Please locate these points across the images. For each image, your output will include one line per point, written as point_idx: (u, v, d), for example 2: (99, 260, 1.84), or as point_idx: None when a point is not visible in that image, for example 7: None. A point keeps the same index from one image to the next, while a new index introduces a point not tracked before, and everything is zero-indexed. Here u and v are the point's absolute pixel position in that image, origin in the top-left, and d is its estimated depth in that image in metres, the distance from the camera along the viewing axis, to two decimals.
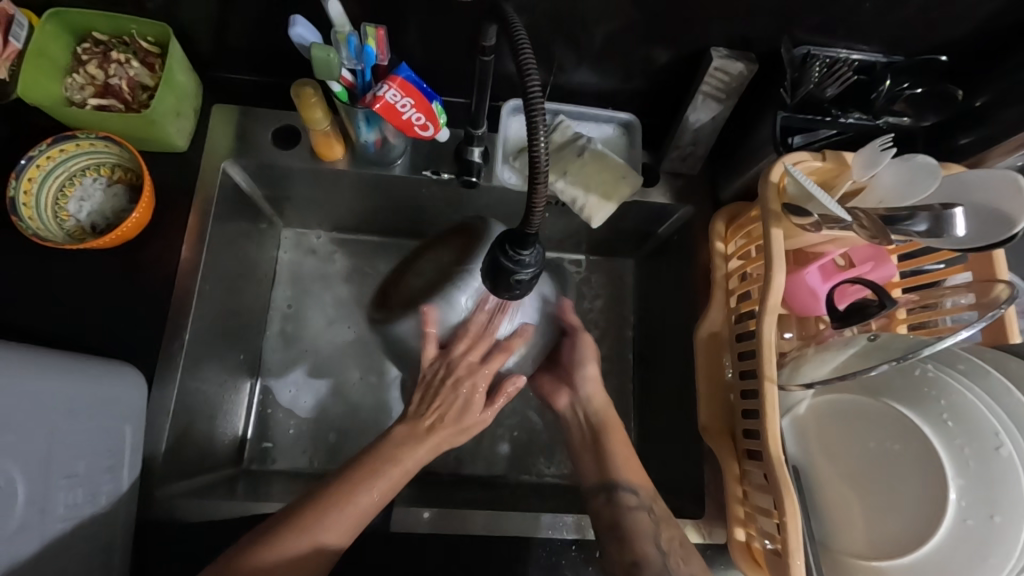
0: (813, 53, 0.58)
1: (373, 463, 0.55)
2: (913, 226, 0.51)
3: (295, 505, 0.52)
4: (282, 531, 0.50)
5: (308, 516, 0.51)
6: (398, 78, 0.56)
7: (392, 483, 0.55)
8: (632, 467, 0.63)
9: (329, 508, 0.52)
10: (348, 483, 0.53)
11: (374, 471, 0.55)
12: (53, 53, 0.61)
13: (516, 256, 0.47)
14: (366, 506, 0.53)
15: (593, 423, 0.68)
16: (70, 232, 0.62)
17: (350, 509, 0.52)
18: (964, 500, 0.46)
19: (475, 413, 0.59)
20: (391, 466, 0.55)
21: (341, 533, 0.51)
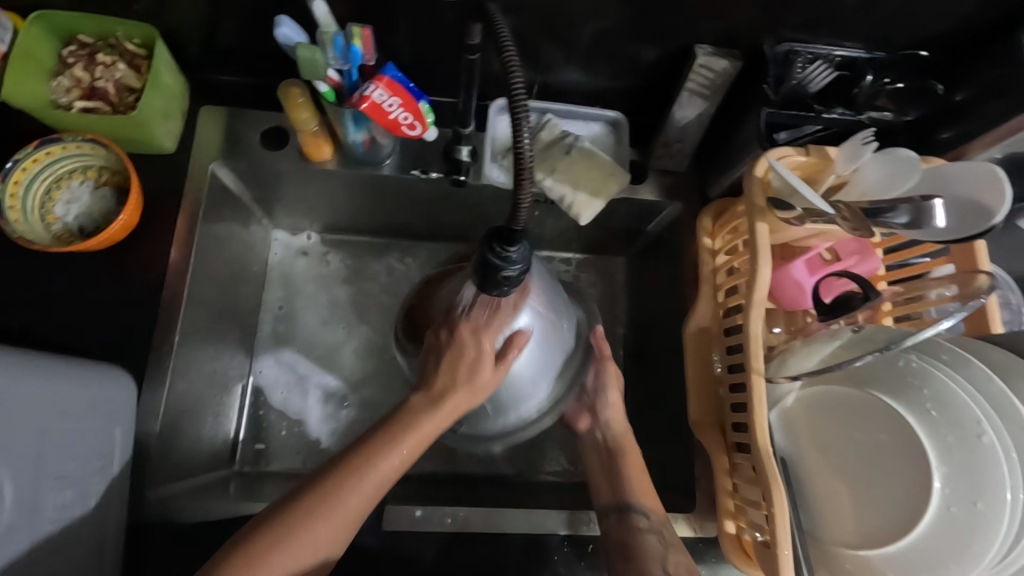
0: (795, 49, 0.60)
1: (396, 424, 0.54)
2: (894, 218, 0.52)
3: (311, 483, 0.51)
4: (304, 505, 0.49)
5: (329, 494, 0.50)
6: (385, 78, 0.57)
7: (417, 442, 0.54)
8: (648, 492, 0.64)
9: (350, 480, 0.51)
10: (370, 453, 0.52)
11: (398, 430, 0.54)
12: (38, 55, 0.61)
13: (504, 253, 0.48)
14: (387, 472, 0.52)
15: (611, 446, 0.68)
16: (57, 235, 0.61)
17: (375, 477, 0.52)
18: (948, 488, 0.47)
19: (486, 373, 0.56)
20: (415, 419, 0.54)
21: (364, 501, 0.51)
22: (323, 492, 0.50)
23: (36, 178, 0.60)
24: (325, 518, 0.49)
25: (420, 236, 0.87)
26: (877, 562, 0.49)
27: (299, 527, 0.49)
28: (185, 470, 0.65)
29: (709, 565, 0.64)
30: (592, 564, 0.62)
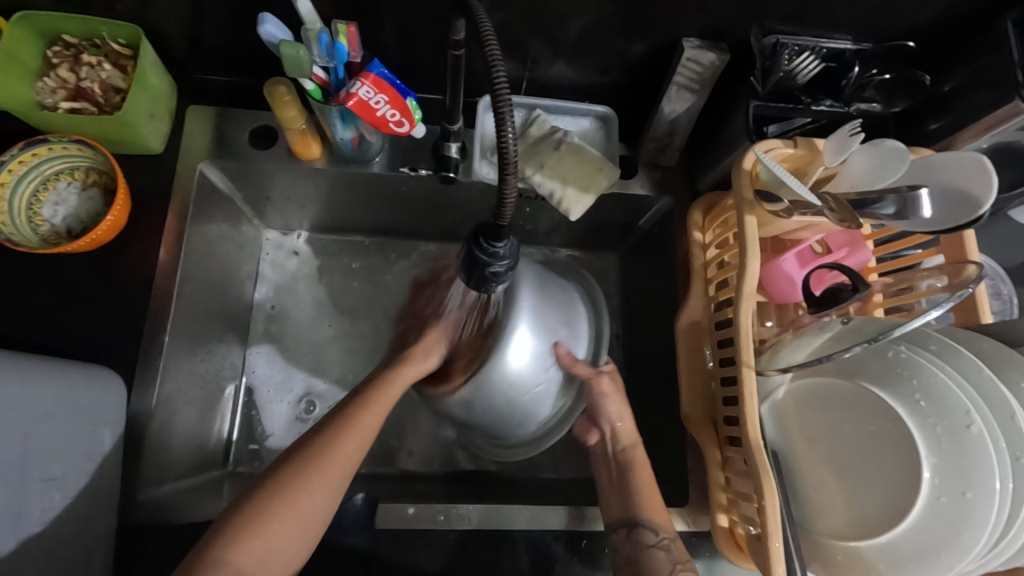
0: (783, 41, 0.59)
1: (370, 390, 0.58)
2: (881, 208, 0.52)
3: (300, 444, 0.53)
4: (293, 467, 0.51)
5: (322, 450, 0.52)
6: (371, 74, 0.56)
7: (386, 401, 0.58)
8: (660, 511, 0.60)
9: (338, 437, 0.53)
10: (351, 414, 0.55)
11: (371, 393, 0.58)
12: (23, 57, 0.61)
13: (491, 248, 0.48)
14: (369, 428, 0.56)
15: (619, 457, 0.64)
16: (44, 237, 0.61)
17: (355, 429, 0.54)
18: (938, 477, 0.47)
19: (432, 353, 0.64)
20: (383, 383, 0.59)
21: (350, 455, 0.53)
22: (316, 447, 0.52)
23: (22, 180, 0.60)
24: (320, 472, 0.51)
25: (412, 234, 0.87)
26: (868, 552, 0.50)
27: (296, 481, 0.50)
28: (178, 471, 0.65)
29: (703, 558, 0.64)
30: (586, 560, 0.63)
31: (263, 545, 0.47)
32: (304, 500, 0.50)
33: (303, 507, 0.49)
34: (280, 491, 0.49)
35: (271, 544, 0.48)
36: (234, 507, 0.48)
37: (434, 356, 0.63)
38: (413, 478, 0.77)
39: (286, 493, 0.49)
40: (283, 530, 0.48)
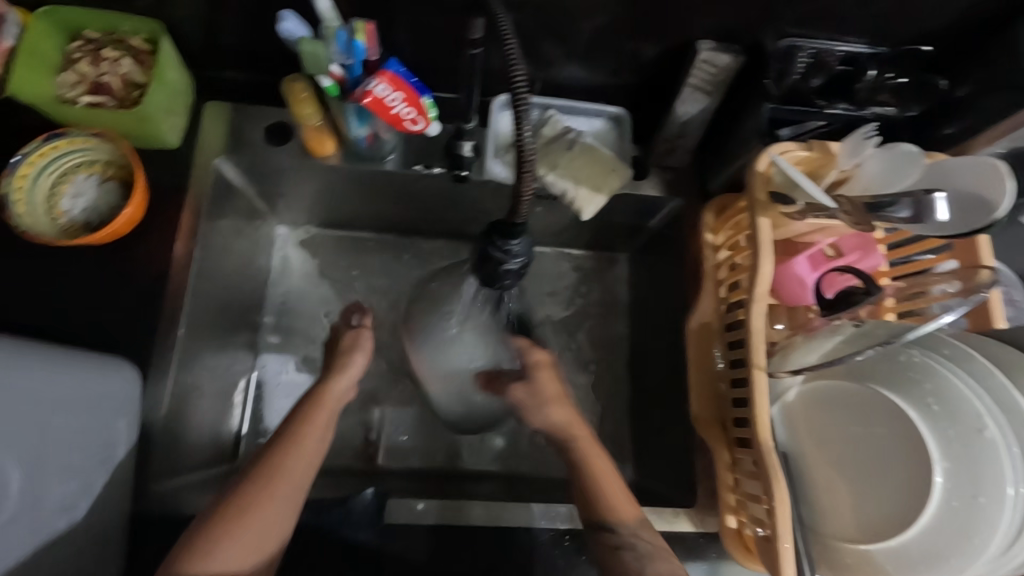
0: (797, 45, 0.59)
1: (309, 406, 0.59)
2: (895, 212, 0.50)
3: (249, 466, 0.54)
4: (250, 479, 0.52)
5: (269, 472, 0.53)
6: (388, 72, 0.57)
7: (329, 416, 0.59)
8: (621, 502, 0.56)
9: (286, 456, 0.54)
10: (293, 434, 0.56)
11: (310, 411, 0.58)
12: (45, 51, 0.61)
13: (505, 246, 0.48)
14: (315, 446, 0.56)
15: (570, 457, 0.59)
16: (63, 229, 0.62)
17: (302, 441, 0.55)
18: (949, 481, 0.47)
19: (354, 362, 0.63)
20: (320, 396, 0.59)
21: (303, 465, 0.54)
22: (265, 469, 0.53)
23: (42, 172, 0.61)
24: (276, 482, 0.52)
25: (421, 232, 0.87)
26: (878, 556, 0.49)
27: (254, 491, 0.51)
28: (188, 464, 0.66)
29: (711, 559, 0.64)
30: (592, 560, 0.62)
31: (219, 564, 0.48)
32: (258, 523, 0.50)
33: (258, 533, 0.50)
34: (232, 516, 0.50)
35: (229, 562, 0.48)
36: (189, 534, 0.49)
37: (361, 357, 0.63)
38: (419, 475, 0.77)
39: (240, 518, 0.50)
40: (250, 537, 0.50)
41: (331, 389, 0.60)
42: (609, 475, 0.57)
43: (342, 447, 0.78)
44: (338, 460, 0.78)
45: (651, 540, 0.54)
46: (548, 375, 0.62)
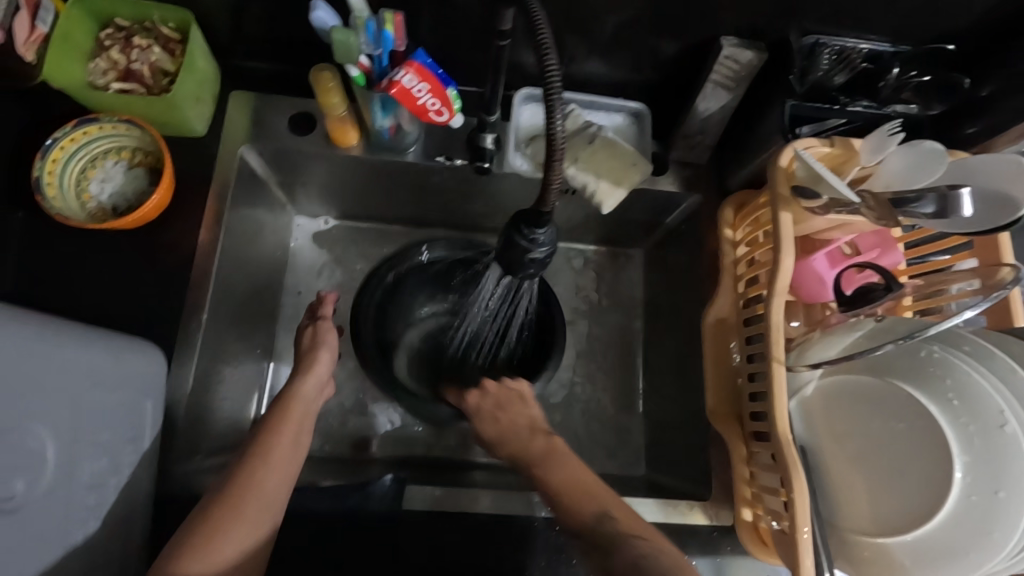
0: (822, 41, 0.61)
1: (278, 415, 0.62)
2: (920, 208, 0.51)
3: (219, 486, 0.55)
4: (244, 466, 0.56)
5: (239, 491, 0.54)
6: (415, 63, 0.57)
7: (299, 420, 0.63)
8: (575, 498, 0.58)
9: (256, 473, 0.56)
10: (264, 448, 0.58)
11: (279, 419, 0.62)
12: (78, 38, 0.62)
13: (531, 234, 0.49)
14: (283, 458, 0.59)
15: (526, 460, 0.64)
16: (91, 213, 0.63)
17: (284, 430, 0.61)
18: (970, 476, 0.47)
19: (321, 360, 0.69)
20: (290, 398, 0.64)
21: (288, 451, 0.59)
22: (235, 488, 0.54)
23: (72, 157, 0.62)
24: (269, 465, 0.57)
25: (426, 221, 0.88)
26: (895, 550, 0.50)
27: (250, 474, 0.56)
28: (207, 448, 0.67)
29: (725, 552, 0.64)
30: None
31: (227, 541, 0.52)
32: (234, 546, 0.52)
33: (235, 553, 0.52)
34: (204, 541, 0.51)
35: (237, 539, 0.52)
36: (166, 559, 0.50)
37: (325, 353, 0.69)
38: (433, 464, 0.78)
39: (212, 544, 0.51)
40: (252, 515, 0.54)
41: (297, 396, 0.65)
42: (571, 474, 0.60)
43: (358, 436, 0.80)
44: (355, 448, 0.79)
45: (609, 534, 0.54)
46: (504, 399, 0.69)
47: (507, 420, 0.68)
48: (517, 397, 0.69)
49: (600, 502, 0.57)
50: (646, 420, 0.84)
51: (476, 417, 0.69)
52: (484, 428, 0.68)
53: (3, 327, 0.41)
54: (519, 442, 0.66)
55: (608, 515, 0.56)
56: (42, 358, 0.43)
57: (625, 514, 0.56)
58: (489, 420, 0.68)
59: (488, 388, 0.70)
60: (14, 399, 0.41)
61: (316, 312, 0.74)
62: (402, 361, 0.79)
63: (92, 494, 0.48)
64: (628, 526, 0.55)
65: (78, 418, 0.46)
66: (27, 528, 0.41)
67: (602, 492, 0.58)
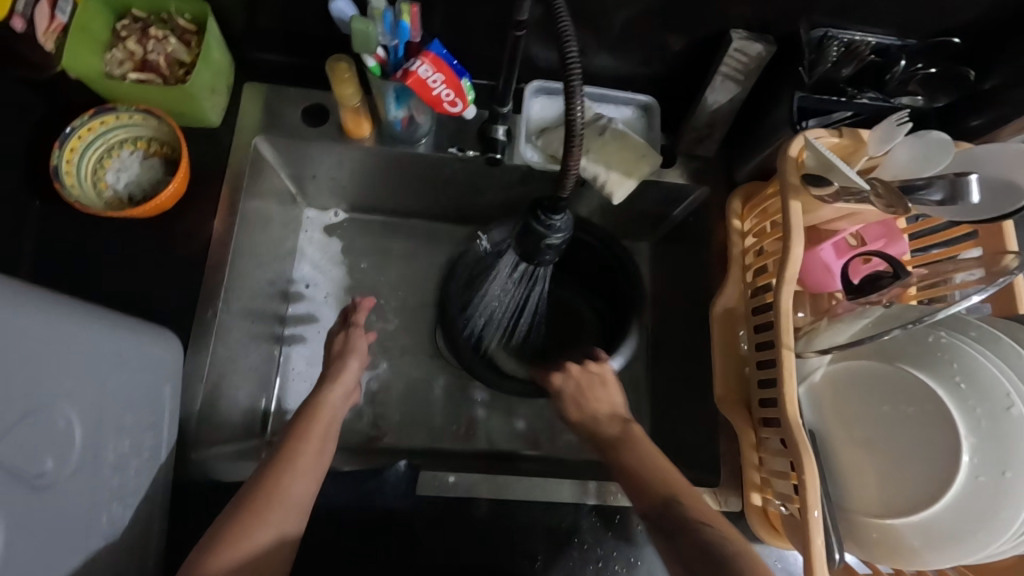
0: (830, 34, 0.61)
1: (305, 423, 0.63)
2: (928, 195, 0.53)
3: (246, 490, 0.55)
4: (266, 475, 0.56)
5: (267, 497, 0.54)
6: (431, 54, 0.58)
7: (326, 428, 0.63)
8: (648, 482, 0.59)
9: (283, 479, 0.56)
10: (290, 456, 0.58)
11: (307, 426, 0.62)
12: (94, 28, 0.63)
13: (548, 221, 0.50)
14: (311, 466, 0.59)
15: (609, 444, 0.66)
16: (108, 202, 0.64)
17: (309, 442, 0.60)
18: (977, 457, 0.48)
19: (350, 368, 0.69)
20: (315, 408, 0.65)
21: (312, 461, 0.59)
22: (262, 493, 0.55)
23: (89, 146, 0.62)
24: (291, 472, 0.57)
25: (432, 216, 0.89)
26: (904, 530, 0.51)
27: (273, 481, 0.56)
28: (224, 436, 0.67)
29: None
30: (619, 536, 0.63)
31: (249, 546, 0.52)
32: (254, 547, 0.52)
33: (261, 556, 0.52)
34: (231, 541, 0.51)
35: (258, 544, 0.52)
36: (193, 559, 0.50)
37: (352, 363, 0.70)
38: (444, 454, 0.79)
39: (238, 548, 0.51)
40: (278, 518, 0.54)
41: (324, 403, 0.65)
42: (646, 460, 0.61)
43: (369, 427, 0.80)
44: (365, 438, 0.80)
45: (675, 518, 0.56)
46: (587, 384, 0.70)
47: (592, 406, 0.69)
48: (599, 381, 0.70)
49: (670, 486, 0.58)
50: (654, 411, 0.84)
51: (559, 400, 0.71)
52: (568, 413, 0.70)
53: (49, 309, 0.42)
54: (601, 429, 0.68)
55: (675, 500, 0.57)
56: (75, 340, 0.44)
57: (693, 501, 0.57)
58: (573, 403, 0.70)
59: (570, 370, 0.71)
60: (49, 377, 0.41)
61: (347, 318, 0.75)
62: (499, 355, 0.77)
63: (115, 476, 0.48)
64: (696, 511, 0.56)
65: (103, 399, 0.46)
66: (56, 505, 0.42)
67: (676, 479, 0.59)
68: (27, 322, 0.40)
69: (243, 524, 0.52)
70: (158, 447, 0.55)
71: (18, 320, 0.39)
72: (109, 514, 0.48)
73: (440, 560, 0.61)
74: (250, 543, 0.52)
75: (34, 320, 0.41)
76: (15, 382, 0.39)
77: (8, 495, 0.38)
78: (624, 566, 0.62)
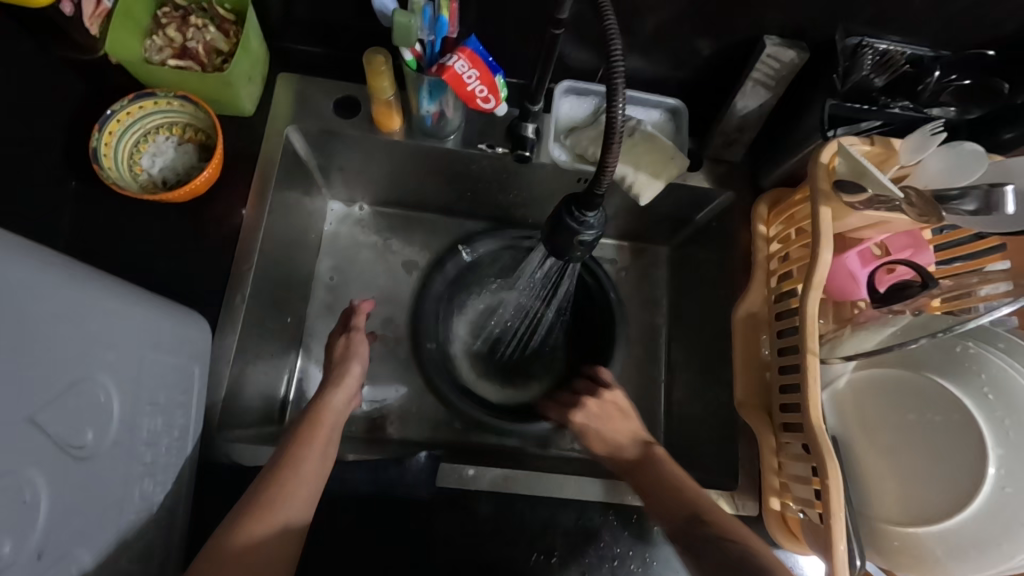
0: (865, 43, 0.62)
1: (307, 429, 0.61)
2: (962, 206, 0.53)
3: (251, 492, 0.55)
4: (267, 479, 0.56)
5: (270, 500, 0.54)
6: (467, 50, 0.58)
7: (328, 433, 0.62)
8: (672, 502, 0.60)
9: (288, 485, 0.55)
10: (296, 456, 0.58)
11: (309, 431, 0.61)
12: (137, 14, 0.64)
13: (581, 217, 0.51)
14: (314, 471, 0.58)
15: (631, 464, 0.67)
16: (143, 185, 0.65)
17: (316, 445, 0.60)
18: (1004, 469, 0.48)
19: (353, 372, 0.70)
20: (318, 411, 0.64)
21: (317, 463, 0.59)
22: (265, 496, 0.54)
23: (127, 130, 0.63)
24: (296, 473, 0.56)
25: (448, 211, 0.90)
26: (926, 538, 0.51)
27: (280, 486, 0.55)
28: (246, 421, 0.69)
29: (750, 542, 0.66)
30: (634, 535, 0.64)
31: (255, 548, 0.51)
32: (256, 547, 0.51)
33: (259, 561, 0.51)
34: (225, 545, 0.50)
35: (263, 546, 0.51)
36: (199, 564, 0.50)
37: (354, 371, 0.70)
38: (463, 448, 0.80)
39: (237, 546, 0.51)
40: (284, 516, 0.53)
41: (327, 407, 0.65)
42: (675, 481, 0.62)
43: (386, 419, 0.81)
44: (378, 428, 0.81)
45: (701, 535, 0.56)
46: (606, 413, 0.72)
47: (613, 436, 0.70)
48: (615, 410, 0.72)
49: (691, 503, 0.59)
50: (671, 414, 0.85)
51: (583, 435, 0.72)
52: (594, 448, 0.71)
53: (93, 282, 0.43)
54: (623, 454, 0.68)
55: (699, 519, 0.58)
56: (114, 316, 0.44)
57: (722, 519, 0.57)
58: (598, 437, 0.71)
59: (589, 405, 0.73)
60: (94, 349, 0.42)
61: (347, 322, 0.75)
62: (464, 364, 0.85)
63: (148, 451, 0.49)
64: (721, 528, 0.56)
65: (139, 375, 0.47)
66: (94, 476, 0.42)
67: (705, 501, 0.60)
68: (76, 293, 0.41)
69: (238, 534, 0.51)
70: (187, 426, 0.56)
71: (70, 293, 0.40)
72: (142, 490, 0.48)
73: (457, 549, 0.61)
74: (251, 540, 0.51)
75: (82, 293, 0.41)
76: (63, 353, 0.39)
77: (50, 464, 0.38)
78: (639, 565, 0.63)
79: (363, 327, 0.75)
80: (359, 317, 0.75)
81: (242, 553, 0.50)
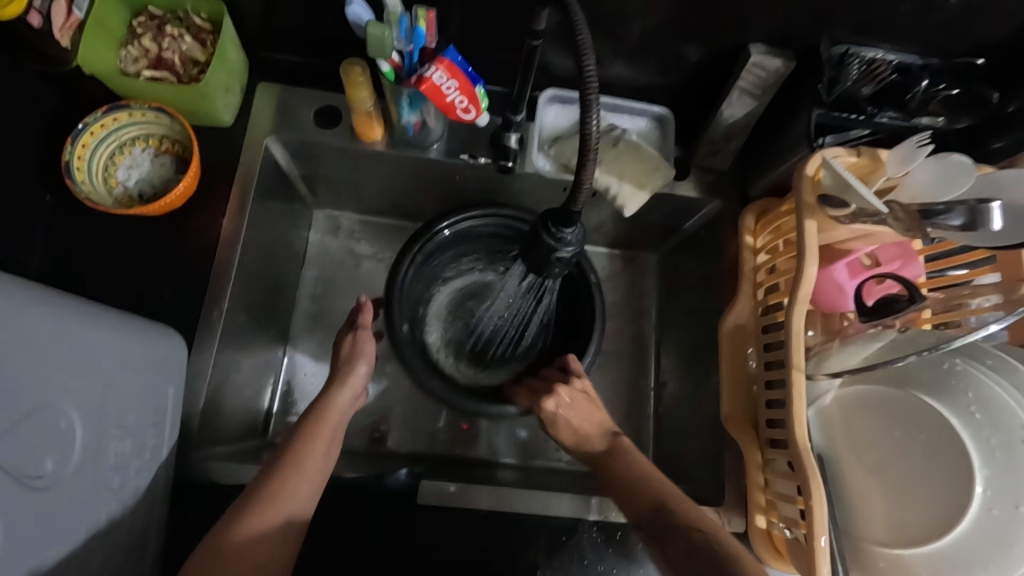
0: (851, 52, 0.61)
1: (308, 430, 0.61)
2: (948, 220, 0.52)
3: (251, 489, 0.54)
4: (265, 479, 0.55)
5: (268, 498, 0.53)
6: (445, 60, 0.56)
7: (331, 434, 0.62)
8: (637, 491, 0.60)
9: (288, 482, 0.55)
10: (297, 456, 0.57)
11: (314, 432, 0.61)
12: (112, 24, 0.63)
13: (559, 233, 0.50)
14: (317, 469, 0.57)
15: (603, 454, 0.66)
16: (118, 199, 0.64)
17: (314, 445, 0.59)
18: (990, 490, 0.47)
19: (359, 371, 0.68)
20: (323, 415, 0.63)
21: (319, 464, 0.58)
22: (266, 494, 0.53)
23: (101, 143, 0.62)
24: (301, 467, 0.56)
25: None
26: (912, 561, 0.50)
27: (281, 484, 0.54)
28: (226, 436, 0.67)
29: None
30: (619, 552, 0.63)
31: (254, 547, 0.50)
32: (260, 537, 0.51)
33: (265, 556, 0.50)
34: (219, 547, 0.49)
35: (259, 540, 0.51)
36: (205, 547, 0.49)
37: (359, 372, 0.68)
38: (449, 460, 0.79)
39: (228, 549, 0.49)
40: (275, 520, 0.52)
41: (332, 407, 0.64)
42: (634, 471, 0.62)
43: (372, 431, 0.80)
44: (365, 441, 0.79)
45: (663, 524, 0.56)
46: (576, 401, 0.69)
47: (583, 426, 0.69)
48: (585, 396, 0.70)
49: (657, 491, 0.59)
50: (659, 424, 0.84)
51: (557, 419, 0.69)
52: (563, 436, 0.70)
53: (53, 304, 0.42)
54: (591, 446, 0.68)
55: (665, 506, 0.57)
56: (77, 337, 0.43)
57: (683, 507, 0.57)
58: (567, 427, 0.69)
59: (561, 393, 0.69)
60: (53, 375, 0.41)
61: (353, 320, 0.71)
62: (435, 337, 0.83)
63: (116, 475, 0.48)
64: (685, 515, 0.56)
65: (105, 398, 0.46)
66: (57, 506, 0.42)
67: (664, 487, 0.59)
68: (34, 319, 0.40)
69: (233, 541, 0.49)
70: (159, 448, 0.55)
71: (23, 318, 0.39)
72: (109, 513, 0.48)
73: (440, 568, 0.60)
74: (249, 538, 0.50)
75: (36, 314, 0.40)
76: (18, 380, 0.38)
77: (7, 495, 0.37)
78: None
79: (370, 325, 0.71)
80: (365, 314, 0.70)
81: (243, 549, 0.50)
